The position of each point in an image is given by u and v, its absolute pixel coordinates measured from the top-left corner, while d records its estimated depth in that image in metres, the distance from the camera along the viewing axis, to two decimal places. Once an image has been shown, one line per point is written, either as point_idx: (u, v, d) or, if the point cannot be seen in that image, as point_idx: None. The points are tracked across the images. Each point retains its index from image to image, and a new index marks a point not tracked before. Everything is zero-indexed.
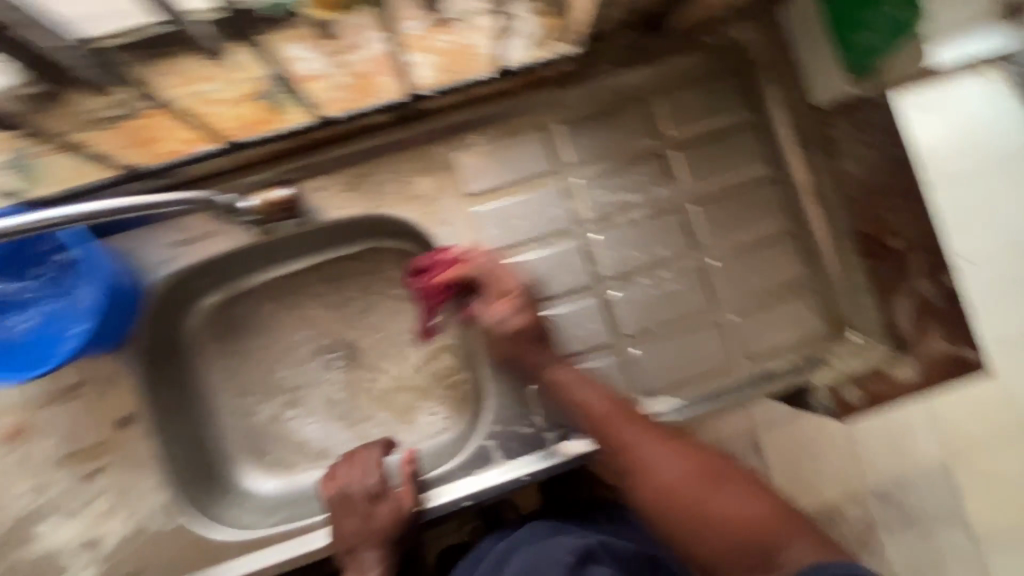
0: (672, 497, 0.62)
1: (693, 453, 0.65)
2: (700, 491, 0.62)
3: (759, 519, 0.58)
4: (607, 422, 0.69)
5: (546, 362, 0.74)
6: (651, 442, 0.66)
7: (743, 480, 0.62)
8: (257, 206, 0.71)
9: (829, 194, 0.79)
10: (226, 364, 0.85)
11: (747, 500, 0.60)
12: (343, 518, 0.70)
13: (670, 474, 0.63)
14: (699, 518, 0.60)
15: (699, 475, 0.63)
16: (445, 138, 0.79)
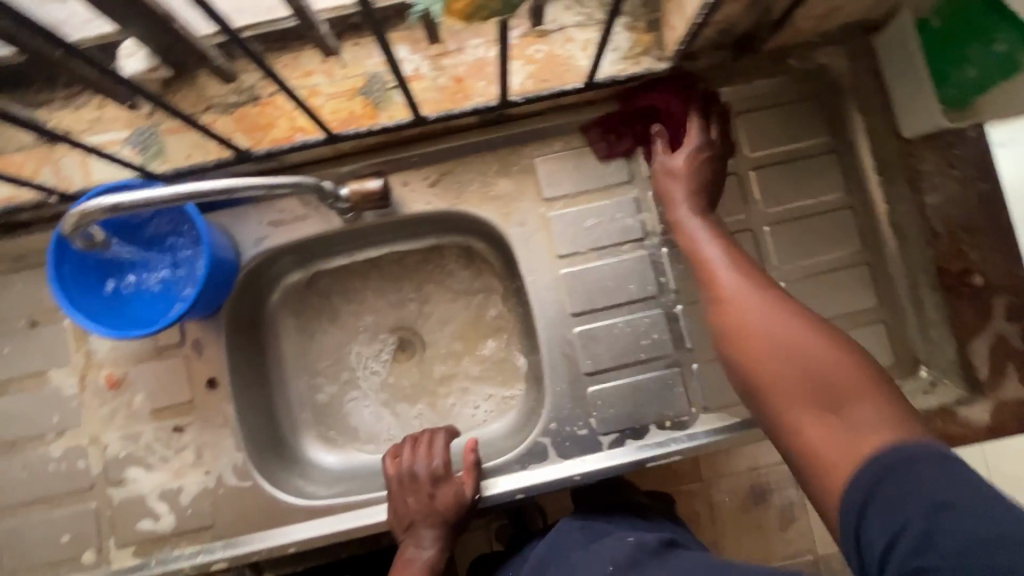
0: (749, 335, 0.58)
1: (787, 301, 0.59)
2: (782, 327, 0.57)
3: (841, 370, 0.52)
4: (706, 266, 0.66)
5: (679, 198, 0.74)
6: (738, 281, 0.63)
7: (837, 331, 0.55)
8: (351, 195, 0.75)
9: (909, 226, 0.78)
10: (300, 341, 0.90)
11: (835, 349, 0.54)
12: (407, 495, 0.74)
13: (755, 314, 0.59)
14: (769, 353, 0.56)
15: (783, 316, 0.58)
16: (527, 142, 0.81)
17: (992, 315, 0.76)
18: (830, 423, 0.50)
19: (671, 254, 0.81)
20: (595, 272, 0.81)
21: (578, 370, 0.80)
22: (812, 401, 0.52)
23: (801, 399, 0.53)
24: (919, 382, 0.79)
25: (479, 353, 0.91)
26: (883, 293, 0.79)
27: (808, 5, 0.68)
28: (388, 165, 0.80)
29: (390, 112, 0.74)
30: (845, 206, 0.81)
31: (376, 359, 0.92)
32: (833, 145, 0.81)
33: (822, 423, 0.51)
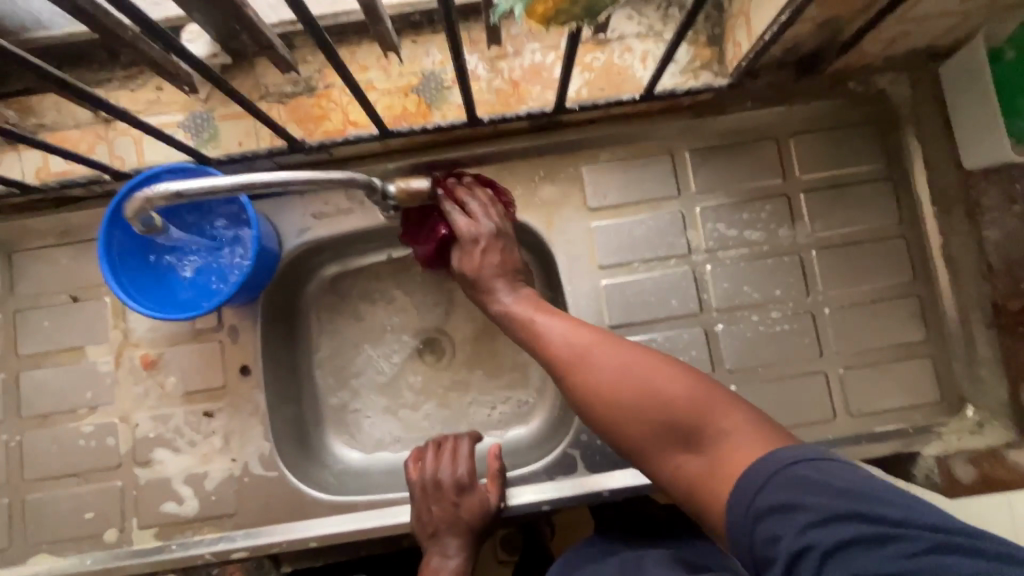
0: (600, 397, 0.59)
1: (625, 346, 0.62)
2: (628, 382, 0.58)
3: (688, 397, 0.56)
4: (528, 314, 0.68)
5: (499, 278, 0.73)
6: (579, 335, 0.63)
7: (669, 364, 0.59)
8: (398, 193, 0.72)
9: (963, 260, 0.76)
10: (331, 334, 0.90)
11: (677, 383, 0.57)
12: (431, 502, 0.72)
13: (600, 372, 0.60)
14: (623, 409, 0.58)
15: (624, 363, 0.60)
16: (575, 150, 0.81)
17: None
18: (697, 456, 0.54)
19: (713, 273, 0.80)
20: (634, 286, 0.80)
21: None
22: (676, 440, 0.56)
23: (663, 442, 0.56)
24: (965, 421, 0.76)
25: (508, 359, 0.90)
26: (932, 327, 0.77)
27: (880, 29, 0.66)
28: (437, 165, 0.80)
29: (443, 112, 0.74)
30: (897, 235, 0.79)
31: (385, 359, 0.90)
32: (890, 172, 0.79)
33: (693, 460, 0.54)
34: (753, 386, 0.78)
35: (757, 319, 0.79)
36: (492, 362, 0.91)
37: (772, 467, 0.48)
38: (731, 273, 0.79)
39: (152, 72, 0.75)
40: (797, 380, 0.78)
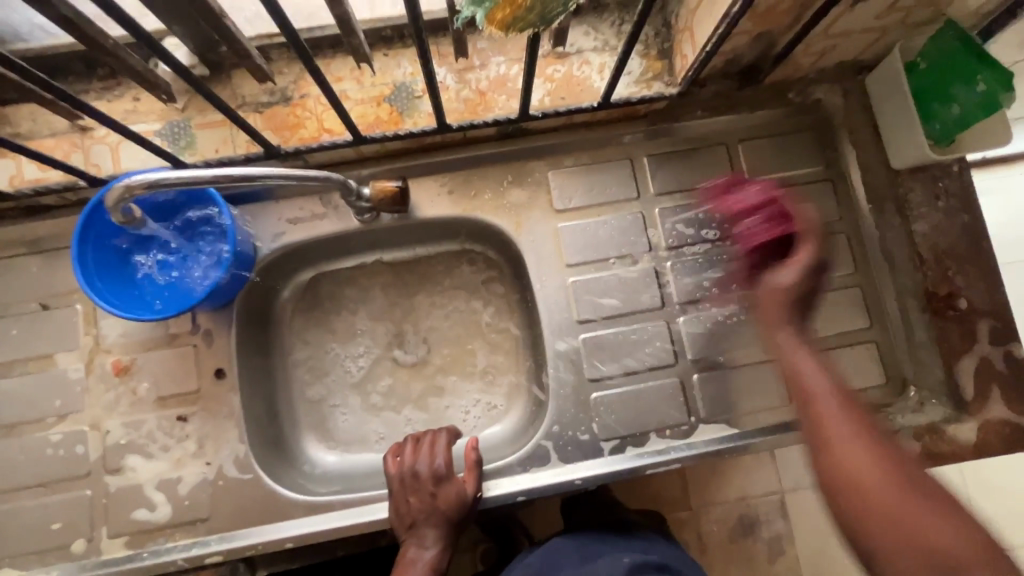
0: (845, 486, 0.50)
1: (927, 491, 0.48)
2: (921, 519, 0.46)
3: (960, 551, 0.44)
4: (809, 393, 0.57)
5: (773, 318, 0.64)
6: (837, 403, 0.55)
7: (934, 494, 0.48)
8: (373, 194, 0.78)
9: (898, 252, 0.83)
10: (307, 338, 0.92)
11: (934, 520, 0.46)
12: (409, 494, 0.74)
13: (857, 459, 0.51)
14: (895, 523, 0.47)
15: (882, 463, 0.50)
16: (541, 156, 0.86)
17: (976, 339, 0.78)
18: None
19: (673, 268, 0.85)
20: (600, 283, 0.84)
21: (582, 376, 0.82)
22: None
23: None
24: (908, 401, 0.82)
25: (484, 358, 0.93)
26: (873, 314, 0.84)
27: (808, 43, 0.74)
28: (410, 171, 0.84)
29: (415, 120, 0.78)
30: (838, 231, 0.85)
31: (351, 360, 0.92)
32: (828, 174, 0.86)
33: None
34: (714, 374, 0.82)
35: (716, 310, 0.84)
36: (467, 362, 0.93)
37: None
38: (691, 269, 0.84)
39: (130, 83, 0.77)
40: (754, 367, 0.82)
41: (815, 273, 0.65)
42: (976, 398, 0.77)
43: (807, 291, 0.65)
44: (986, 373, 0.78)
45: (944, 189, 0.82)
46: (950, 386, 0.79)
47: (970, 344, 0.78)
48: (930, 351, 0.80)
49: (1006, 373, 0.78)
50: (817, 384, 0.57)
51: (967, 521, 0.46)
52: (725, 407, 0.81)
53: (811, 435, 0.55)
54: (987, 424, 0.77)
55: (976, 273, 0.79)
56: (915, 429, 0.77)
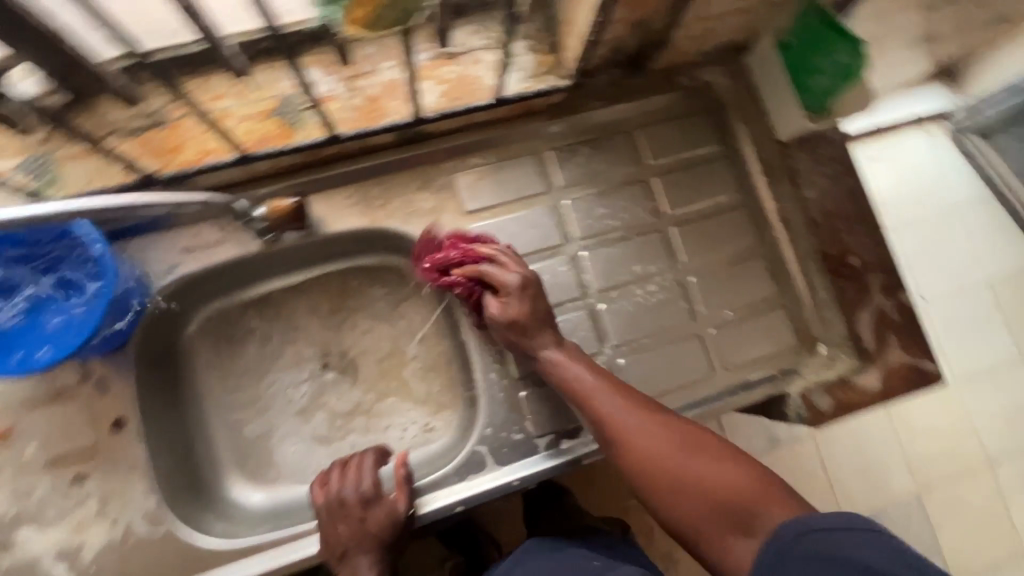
0: (652, 471, 0.66)
1: (698, 436, 0.67)
2: (690, 460, 0.65)
3: (743, 488, 0.62)
4: (590, 395, 0.71)
5: (529, 341, 0.75)
6: (626, 410, 0.70)
7: (714, 448, 0.66)
8: (267, 214, 0.75)
9: (794, 219, 0.88)
10: (220, 373, 0.87)
11: (727, 471, 0.63)
12: (337, 522, 0.72)
13: (647, 444, 0.67)
14: (687, 487, 0.64)
15: (670, 440, 0.67)
16: (445, 160, 0.85)
17: (870, 292, 0.84)
18: (750, 541, 0.59)
19: (589, 257, 0.85)
20: None
21: (509, 374, 0.81)
22: (737, 533, 0.60)
23: (720, 524, 0.61)
24: (820, 357, 0.86)
25: (413, 371, 0.91)
26: (779, 281, 0.88)
27: (685, 27, 0.77)
28: (309, 186, 0.81)
29: (306, 133, 0.76)
30: (738, 205, 0.89)
31: (284, 386, 0.89)
32: (724, 151, 0.90)
33: (740, 543, 0.60)
34: (638, 356, 0.83)
35: (634, 294, 0.85)
36: (396, 376, 0.91)
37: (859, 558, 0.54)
38: (605, 256, 0.86)
39: None
40: (677, 346, 0.84)
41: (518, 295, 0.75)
42: (879, 347, 0.82)
43: (517, 324, 0.75)
44: (885, 323, 0.83)
45: (827, 155, 0.87)
46: (853, 340, 0.84)
47: (865, 299, 0.84)
48: (832, 309, 0.85)
49: (900, 321, 0.83)
50: (606, 408, 0.70)
51: (752, 466, 0.64)
52: (653, 387, 0.83)
53: (604, 437, 0.71)
54: (889, 369, 0.82)
55: (863, 232, 0.84)
56: (828, 384, 0.82)
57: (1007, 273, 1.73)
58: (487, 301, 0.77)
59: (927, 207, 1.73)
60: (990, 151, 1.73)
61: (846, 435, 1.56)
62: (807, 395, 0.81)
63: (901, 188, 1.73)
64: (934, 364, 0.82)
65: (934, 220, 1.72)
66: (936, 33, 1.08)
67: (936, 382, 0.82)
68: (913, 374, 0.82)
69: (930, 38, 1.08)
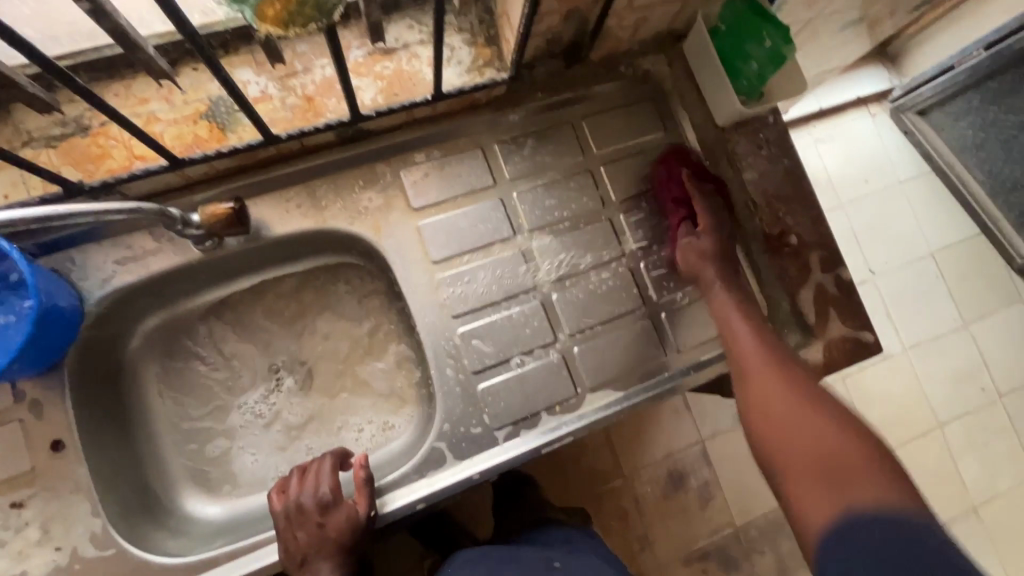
0: (759, 411, 0.70)
1: (829, 407, 0.66)
2: (802, 411, 0.66)
3: (850, 452, 0.59)
4: (738, 346, 0.78)
5: (709, 279, 0.83)
6: (759, 358, 0.75)
7: (842, 413, 0.65)
8: (203, 219, 0.72)
9: (737, 201, 0.90)
10: (170, 386, 0.86)
11: (836, 434, 0.62)
12: (296, 529, 0.71)
13: (771, 394, 0.70)
14: (787, 432, 0.65)
15: (788, 397, 0.69)
16: (390, 157, 0.84)
17: (810, 269, 0.87)
18: (832, 494, 0.57)
19: (539, 248, 0.86)
20: (471, 274, 0.84)
21: (465, 369, 0.81)
22: (821, 484, 0.59)
23: (811, 476, 0.60)
24: None
25: (372, 372, 0.91)
26: (727, 262, 0.90)
27: (617, 17, 0.78)
28: (248, 190, 0.78)
29: (239, 134, 0.73)
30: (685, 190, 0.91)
31: (236, 391, 0.88)
32: (668, 138, 0.92)
33: (823, 498, 0.58)
34: (593, 344, 0.85)
35: (587, 282, 0.86)
36: (355, 378, 0.91)
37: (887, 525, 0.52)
38: (556, 247, 0.87)
39: None
40: (630, 330, 0.86)
41: (717, 224, 0.87)
42: (820, 321, 0.86)
43: (722, 251, 0.86)
44: (825, 298, 0.87)
45: (764, 138, 0.90)
46: (799, 316, 0.86)
47: (807, 275, 0.87)
48: (778, 286, 0.88)
49: (840, 295, 0.86)
50: (750, 364, 0.75)
51: (870, 441, 0.60)
52: (608, 373, 0.84)
53: (739, 375, 0.76)
54: (830, 343, 0.86)
55: (801, 211, 0.87)
56: None
57: (948, 245, 1.82)
58: (682, 232, 0.87)
59: (873, 184, 1.80)
60: (929, 129, 1.81)
61: None
62: None
63: (848, 167, 1.79)
64: (872, 337, 0.86)
65: (879, 197, 1.80)
66: (871, 14, 1.11)
67: (873, 353, 0.86)
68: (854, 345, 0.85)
69: (866, 19, 1.11)
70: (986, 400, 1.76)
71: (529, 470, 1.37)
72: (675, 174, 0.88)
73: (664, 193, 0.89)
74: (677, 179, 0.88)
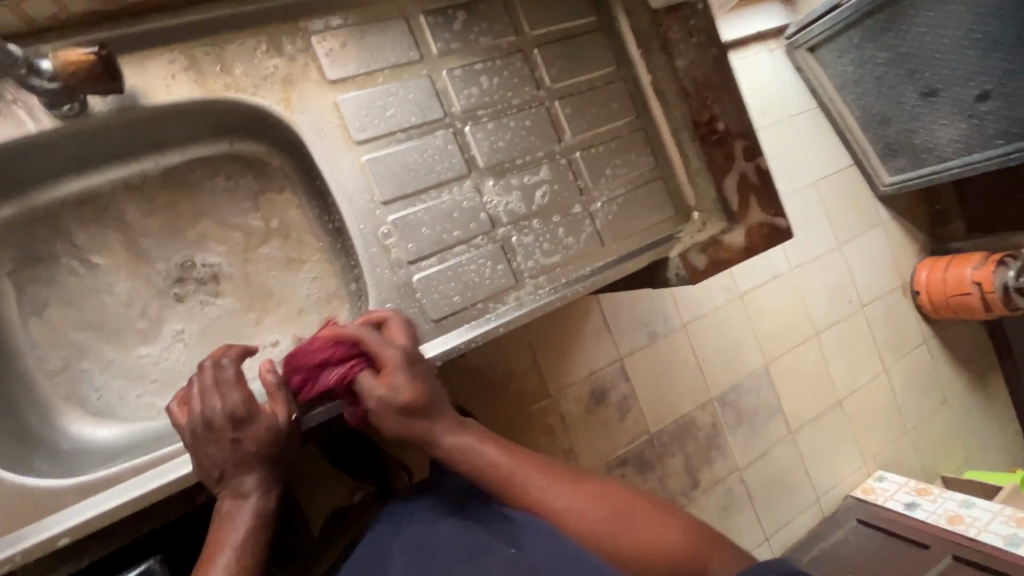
0: (593, 542, 0.65)
1: (645, 509, 0.68)
2: (624, 523, 0.66)
3: (680, 542, 0.66)
4: (513, 477, 0.67)
5: (443, 421, 0.68)
6: (550, 484, 0.68)
7: (646, 505, 0.69)
8: (57, 69, 0.57)
9: (668, 90, 0.90)
10: (35, 294, 0.72)
11: (661, 530, 0.66)
12: (205, 445, 0.62)
13: (577, 507, 0.66)
14: (626, 559, 0.64)
15: (602, 507, 0.67)
16: (298, 18, 0.72)
17: (734, 158, 0.90)
18: None
19: (473, 132, 0.80)
20: (397, 158, 0.76)
21: (399, 263, 0.76)
22: None
23: None
24: (693, 223, 0.92)
25: (291, 276, 0.83)
26: (657, 155, 0.92)
27: None
28: (118, 44, 0.64)
29: None
30: (617, 78, 0.90)
31: (122, 300, 0.76)
32: (600, 24, 0.90)
33: None
34: (529, 233, 0.82)
35: (523, 171, 0.83)
36: (272, 284, 0.82)
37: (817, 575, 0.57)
38: (491, 133, 0.81)
39: None
40: (566, 220, 0.84)
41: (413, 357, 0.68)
42: (744, 207, 0.89)
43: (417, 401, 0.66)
44: (747, 185, 0.90)
45: (696, 25, 0.89)
46: (723, 203, 0.90)
47: (731, 164, 0.89)
48: (704, 176, 0.90)
49: (759, 184, 0.90)
50: (511, 471, 0.67)
51: (679, 517, 0.68)
52: (546, 262, 0.83)
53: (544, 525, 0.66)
54: (752, 228, 0.89)
55: (728, 100, 0.89)
56: (703, 245, 0.88)
57: (831, 171, 2.02)
58: (365, 386, 0.65)
59: (770, 110, 1.93)
60: (816, 65, 1.92)
61: (714, 318, 1.75)
62: (685, 255, 0.87)
63: (751, 93, 1.90)
64: (784, 222, 0.91)
65: (776, 123, 1.93)
66: None
67: (783, 239, 0.92)
68: (771, 229, 0.90)
69: None
70: (852, 307, 2.03)
71: (459, 389, 1.37)
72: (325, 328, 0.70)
73: (332, 370, 0.66)
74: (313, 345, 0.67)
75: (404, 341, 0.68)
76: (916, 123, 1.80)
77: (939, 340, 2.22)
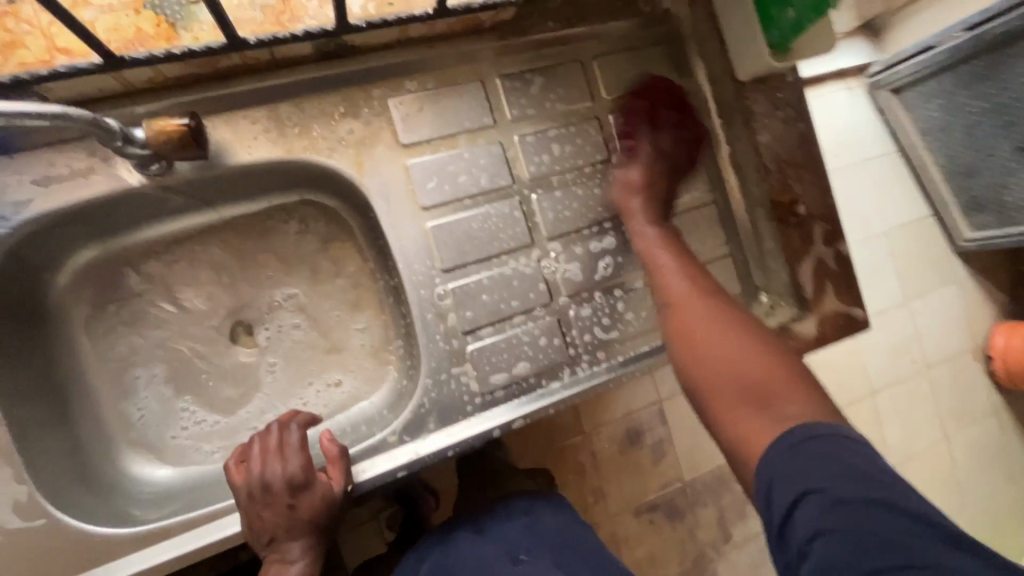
0: (687, 340, 0.68)
1: (749, 334, 0.65)
2: (728, 338, 0.65)
3: (764, 375, 0.61)
4: (661, 271, 0.75)
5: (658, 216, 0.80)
6: (687, 287, 0.72)
7: (762, 340, 0.64)
8: (149, 138, 0.58)
9: (747, 166, 0.85)
10: (106, 333, 0.75)
11: (750, 356, 0.63)
12: (261, 509, 0.63)
13: (685, 296, 0.71)
14: (710, 358, 0.65)
15: (713, 310, 0.69)
16: (376, 79, 0.72)
17: (812, 242, 0.84)
18: (758, 413, 0.58)
19: (540, 200, 0.78)
20: (461, 226, 0.75)
21: (454, 332, 0.74)
22: (748, 407, 0.59)
23: (740, 397, 0.60)
24: (762, 306, 0.87)
25: (348, 325, 0.83)
26: (729, 231, 0.87)
27: None
28: (205, 106, 0.66)
29: (194, 34, 0.60)
30: (694, 147, 0.86)
31: (183, 342, 0.78)
32: (681, 89, 0.86)
33: (752, 416, 0.58)
34: (587, 307, 0.80)
35: (586, 242, 0.80)
36: (328, 332, 0.83)
37: (805, 431, 0.53)
38: (558, 202, 0.79)
39: None
40: (628, 295, 0.81)
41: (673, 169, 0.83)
42: (817, 294, 0.84)
43: (657, 185, 0.81)
44: (824, 271, 0.84)
45: (784, 99, 0.83)
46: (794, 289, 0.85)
47: (808, 248, 0.84)
48: (777, 259, 0.86)
49: (836, 269, 0.84)
50: (665, 270, 0.74)
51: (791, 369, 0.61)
52: (603, 339, 0.80)
53: (663, 303, 0.73)
54: (824, 317, 0.84)
55: (811, 180, 0.84)
56: (768, 332, 0.83)
57: (910, 221, 1.87)
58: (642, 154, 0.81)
59: (846, 154, 1.80)
60: (900, 110, 1.79)
61: None
62: None
63: (825, 136, 1.78)
64: (861, 312, 0.85)
65: (851, 167, 1.81)
66: None
67: (859, 329, 0.86)
68: (844, 319, 0.84)
69: None
70: (915, 370, 1.88)
71: None
72: (671, 91, 0.83)
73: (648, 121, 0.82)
74: (664, 98, 0.83)
75: (682, 161, 0.84)
76: (1010, 178, 1.65)
77: (1011, 412, 2.04)
